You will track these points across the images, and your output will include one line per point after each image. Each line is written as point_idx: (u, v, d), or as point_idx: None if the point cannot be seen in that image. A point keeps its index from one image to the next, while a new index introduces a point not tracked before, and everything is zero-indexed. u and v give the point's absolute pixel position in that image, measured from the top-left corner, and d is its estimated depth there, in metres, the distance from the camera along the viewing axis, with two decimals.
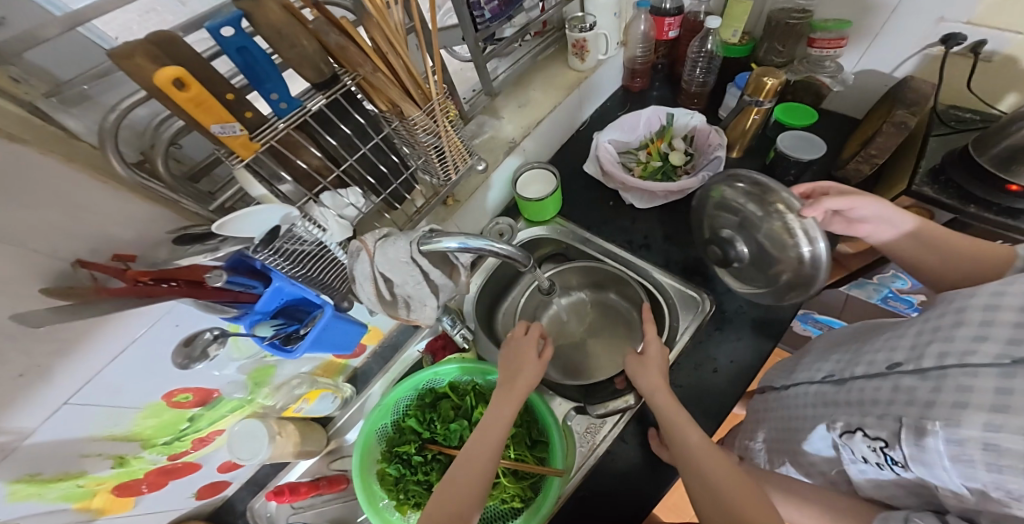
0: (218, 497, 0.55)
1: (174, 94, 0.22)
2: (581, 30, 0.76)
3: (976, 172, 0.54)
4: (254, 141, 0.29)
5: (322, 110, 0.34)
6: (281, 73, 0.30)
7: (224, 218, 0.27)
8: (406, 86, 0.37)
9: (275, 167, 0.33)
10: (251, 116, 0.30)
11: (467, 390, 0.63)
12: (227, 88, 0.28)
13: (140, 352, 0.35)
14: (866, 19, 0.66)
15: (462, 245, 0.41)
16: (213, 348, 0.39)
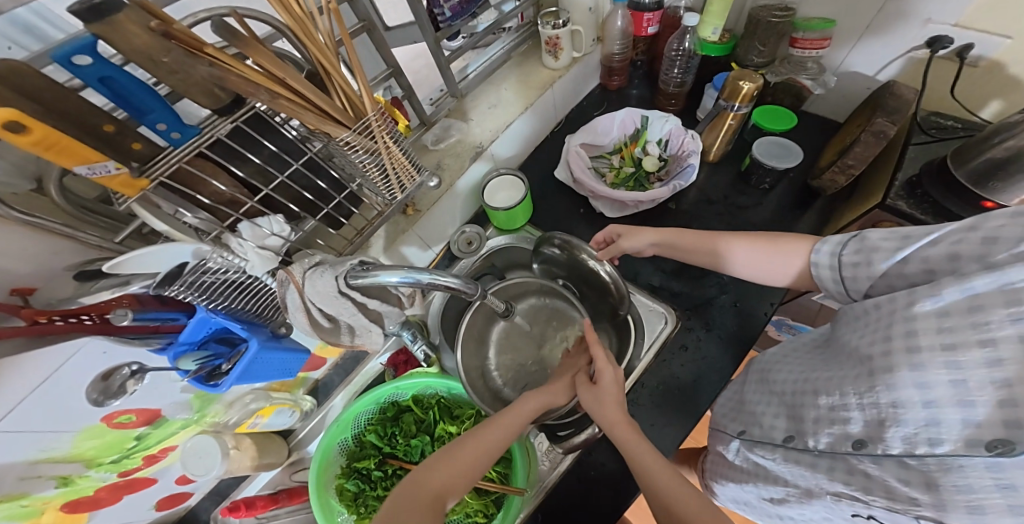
0: (181, 505, 0.68)
1: (10, 136, 0.21)
2: (554, 26, 0.72)
3: (953, 187, 0.51)
4: (138, 179, 0.29)
5: (224, 137, 0.33)
6: (165, 101, 0.29)
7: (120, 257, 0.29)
8: (328, 109, 0.36)
9: (179, 205, 0.33)
10: (140, 147, 0.28)
11: (432, 403, 0.68)
12: (104, 119, 0.26)
13: (44, 397, 0.34)
14: (853, 16, 0.63)
15: (403, 279, 0.37)
16: (131, 383, 0.41)
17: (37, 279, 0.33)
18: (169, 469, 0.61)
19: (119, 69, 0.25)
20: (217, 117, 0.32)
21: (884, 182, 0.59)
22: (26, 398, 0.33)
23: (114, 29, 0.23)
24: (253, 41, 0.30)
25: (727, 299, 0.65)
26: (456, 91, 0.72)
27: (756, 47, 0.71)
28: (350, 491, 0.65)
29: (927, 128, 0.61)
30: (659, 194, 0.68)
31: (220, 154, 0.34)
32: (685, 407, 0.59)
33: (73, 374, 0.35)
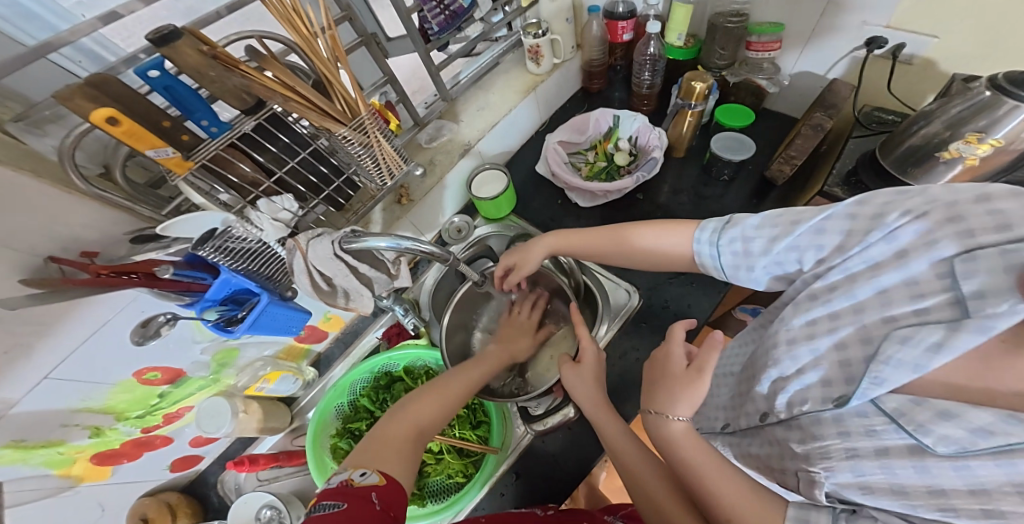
0: (191, 470, 0.76)
1: (109, 127, 0.31)
2: (535, 35, 0.81)
3: (881, 174, 0.57)
4: (187, 161, 0.38)
5: (251, 131, 0.41)
6: (208, 103, 0.37)
7: (167, 222, 0.37)
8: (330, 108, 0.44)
9: (213, 182, 0.40)
10: (187, 138, 0.37)
11: (421, 374, 0.76)
12: (163, 118, 0.35)
13: (102, 337, 0.45)
14: (800, 21, 0.68)
15: (389, 244, 0.47)
16: (165, 328, 0.49)
17: (100, 245, 0.42)
18: (183, 430, 0.68)
19: (177, 79, 0.34)
20: (245, 117, 0.41)
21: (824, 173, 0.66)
22: (79, 346, 0.44)
23: (174, 51, 0.32)
24: (271, 57, 0.40)
25: (685, 279, 0.72)
26: (446, 95, 0.80)
27: (717, 51, 0.77)
28: (342, 450, 0.70)
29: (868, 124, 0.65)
30: (627, 185, 0.75)
31: (247, 145, 0.42)
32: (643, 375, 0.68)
33: (113, 330, 0.46)
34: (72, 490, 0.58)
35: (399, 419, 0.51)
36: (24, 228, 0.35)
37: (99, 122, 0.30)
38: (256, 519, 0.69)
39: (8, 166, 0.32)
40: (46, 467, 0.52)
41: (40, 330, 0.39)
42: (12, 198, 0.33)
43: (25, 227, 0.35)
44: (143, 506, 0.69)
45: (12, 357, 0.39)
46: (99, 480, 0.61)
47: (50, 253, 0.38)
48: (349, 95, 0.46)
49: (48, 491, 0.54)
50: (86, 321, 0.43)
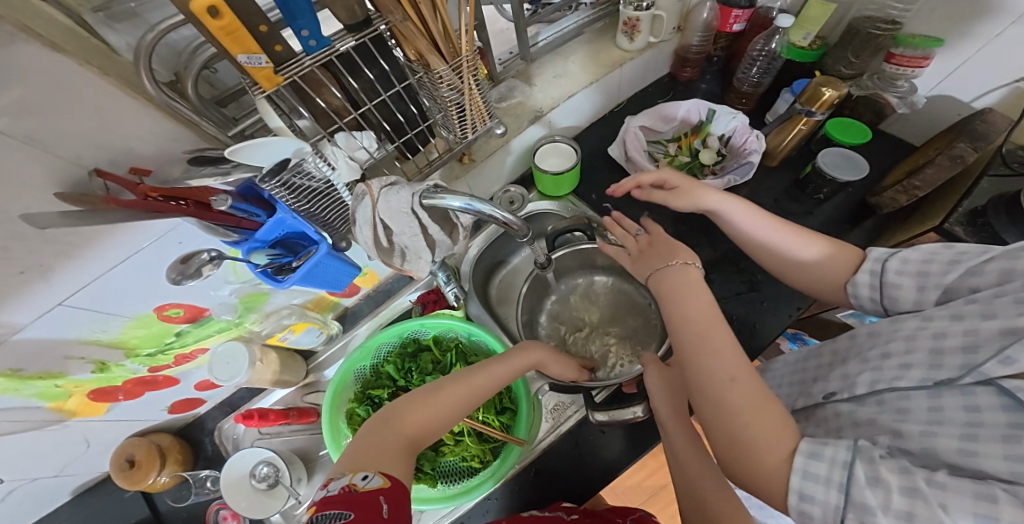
0: (190, 413, 0.70)
1: (207, 21, 0.23)
2: (637, 7, 0.72)
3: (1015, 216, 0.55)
4: (277, 76, 0.30)
5: (349, 52, 0.33)
6: (315, 10, 0.29)
7: (236, 145, 0.30)
8: (436, 38, 0.35)
9: (297, 104, 0.34)
10: (281, 50, 0.29)
11: (450, 346, 0.67)
12: (261, 21, 0.27)
13: (132, 267, 0.41)
14: (959, 41, 0.69)
15: (466, 206, 0.39)
16: (206, 269, 0.45)
17: (151, 163, 0.36)
18: (192, 372, 0.63)
19: None
20: (346, 34, 0.33)
21: (945, 211, 0.62)
22: (109, 272, 0.40)
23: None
24: None
25: (755, 297, 0.65)
26: (526, 53, 0.73)
27: (847, 58, 0.79)
28: (359, 417, 0.62)
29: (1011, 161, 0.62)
30: (710, 185, 0.69)
31: (343, 66, 0.34)
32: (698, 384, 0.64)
33: (151, 258, 0.41)
34: (61, 425, 0.53)
35: (401, 421, 0.43)
36: (76, 136, 0.30)
37: (197, 13, 0.22)
38: (251, 475, 0.62)
39: (74, 58, 0.27)
40: (39, 399, 0.48)
41: (65, 253, 0.36)
42: (63, 96, 0.27)
43: (76, 133, 0.30)
44: (131, 447, 0.63)
45: (29, 278, 0.35)
46: (94, 416, 0.57)
47: (96, 166, 0.32)
48: (452, 28, 0.36)
49: (33, 422, 0.50)
50: (115, 249, 0.38)
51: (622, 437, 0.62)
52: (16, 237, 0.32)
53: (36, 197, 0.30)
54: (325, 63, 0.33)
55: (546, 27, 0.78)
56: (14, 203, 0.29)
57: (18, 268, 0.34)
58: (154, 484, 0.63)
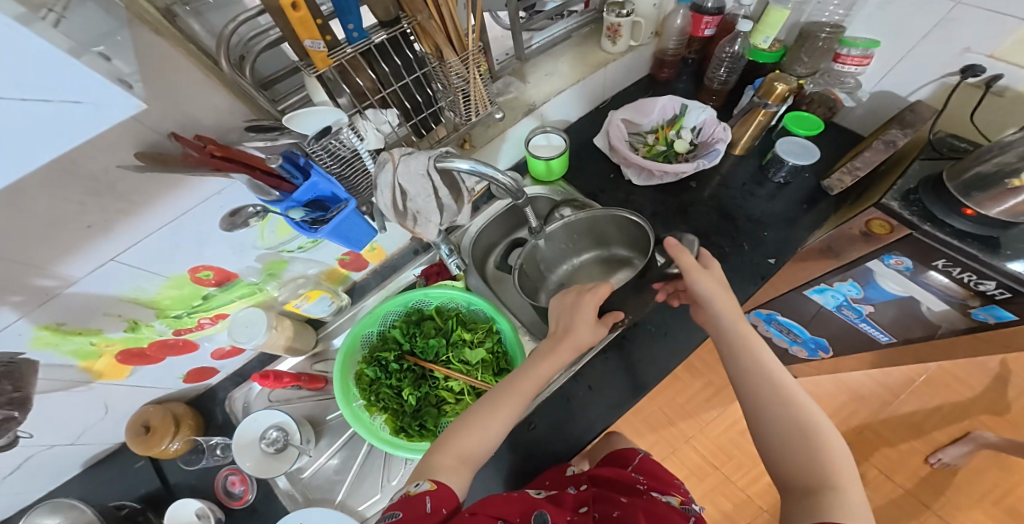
0: (202, 384, 0.76)
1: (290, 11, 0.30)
2: (619, 15, 0.82)
3: (943, 195, 0.63)
4: (329, 59, 0.37)
5: (383, 43, 0.41)
6: (360, 8, 0.36)
7: (292, 113, 0.38)
8: (450, 33, 0.43)
9: (340, 83, 0.41)
10: (330, 39, 0.36)
11: (451, 315, 0.73)
12: (317, 15, 0.34)
13: (176, 226, 0.47)
14: (894, 42, 0.81)
15: (472, 168, 0.46)
16: (252, 221, 0.50)
17: (213, 132, 0.42)
18: (211, 340, 0.69)
19: None
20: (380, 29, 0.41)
21: (887, 186, 0.72)
22: (158, 231, 0.46)
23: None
24: None
25: (724, 268, 0.72)
26: (521, 54, 0.82)
27: (801, 59, 0.91)
28: (368, 377, 0.68)
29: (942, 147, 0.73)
30: (683, 168, 0.77)
31: (375, 53, 0.42)
32: (671, 344, 0.73)
33: (192, 219, 0.48)
34: (88, 386, 0.59)
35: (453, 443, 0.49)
36: (154, 103, 0.36)
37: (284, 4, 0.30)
38: (260, 439, 0.69)
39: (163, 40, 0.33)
40: (73, 358, 0.54)
41: (128, 210, 0.41)
42: (152, 69, 0.34)
43: (155, 101, 0.36)
44: (147, 414, 0.69)
45: (95, 232, 0.41)
46: (116, 378, 0.62)
47: (172, 130, 0.38)
48: (459, 32, 0.44)
49: (67, 382, 0.56)
50: (166, 209, 0.44)
51: (607, 395, 0.69)
52: (93, 191, 0.37)
53: (117, 155, 0.36)
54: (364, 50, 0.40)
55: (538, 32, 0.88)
56: (104, 159, 0.35)
57: (89, 221, 0.39)
58: (166, 450, 0.69)
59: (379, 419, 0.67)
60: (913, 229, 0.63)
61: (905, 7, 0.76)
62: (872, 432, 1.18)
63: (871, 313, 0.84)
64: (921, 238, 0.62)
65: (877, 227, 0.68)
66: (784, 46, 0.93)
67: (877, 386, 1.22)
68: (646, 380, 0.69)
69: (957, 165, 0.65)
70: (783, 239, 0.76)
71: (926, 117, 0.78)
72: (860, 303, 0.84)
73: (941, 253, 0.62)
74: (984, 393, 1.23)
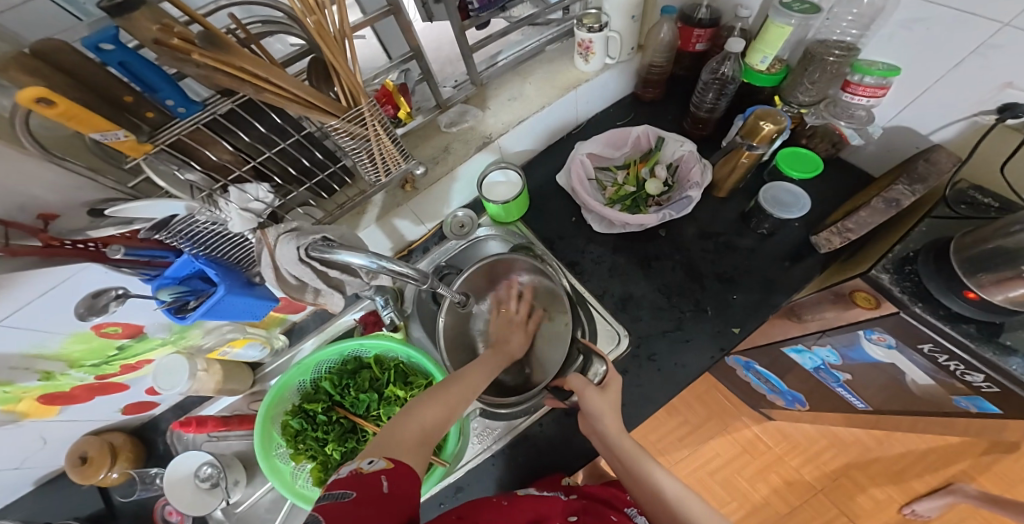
0: (145, 413, 0.74)
1: (40, 109, 0.25)
2: (591, 30, 0.72)
3: (945, 270, 0.52)
4: (145, 145, 0.33)
5: (227, 114, 0.35)
6: (174, 83, 0.32)
7: (120, 206, 0.33)
8: (312, 102, 0.35)
9: (185, 160, 0.37)
10: (152, 116, 0.32)
11: (390, 366, 0.70)
12: (125, 92, 0.30)
13: (59, 293, 0.43)
14: (918, 71, 0.67)
15: (367, 263, 0.40)
16: (113, 305, 0.49)
17: (59, 207, 0.37)
18: (140, 379, 0.67)
19: (136, 55, 0.29)
20: (220, 97, 0.35)
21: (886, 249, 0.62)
22: (33, 301, 0.42)
23: (131, 24, 0.25)
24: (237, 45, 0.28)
25: (680, 335, 0.68)
26: (476, 79, 0.74)
27: (803, 84, 0.80)
28: (293, 428, 0.66)
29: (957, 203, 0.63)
30: (647, 220, 0.71)
31: (231, 121, 0.37)
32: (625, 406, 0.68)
33: (76, 284, 0.44)
34: (15, 424, 0.56)
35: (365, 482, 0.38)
36: None
37: (29, 103, 0.24)
38: (194, 476, 0.66)
39: None
40: None
41: None
42: None
43: None
44: (84, 445, 0.67)
45: None
46: (46, 416, 0.60)
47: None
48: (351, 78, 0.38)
49: None
50: (43, 277, 0.40)
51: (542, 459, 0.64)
52: None
53: None
54: (202, 124, 0.35)
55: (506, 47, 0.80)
56: None
57: None
58: (105, 480, 0.68)
59: (307, 467, 0.66)
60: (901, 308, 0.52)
61: (937, 29, 0.60)
62: (849, 479, 1.13)
63: (850, 380, 0.77)
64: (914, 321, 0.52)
65: (860, 299, 0.57)
66: (786, 67, 0.81)
67: (861, 431, 1.15)
68: (585, 448, 0.64)
69: (974, 233, 0.53)
70: (754, 304, 0.71)
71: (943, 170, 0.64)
72: (837, 368, 0.77)
73: (927, 338, 0.53)
74: (979, 442, 1.14)
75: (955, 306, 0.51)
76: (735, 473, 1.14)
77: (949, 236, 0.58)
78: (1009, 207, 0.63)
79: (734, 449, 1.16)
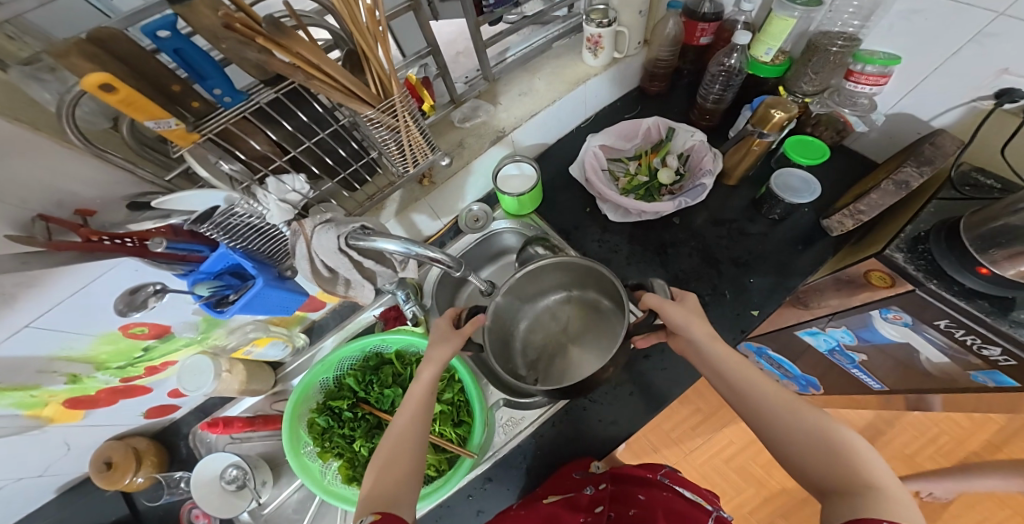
0: (167, 417, 0.74)
1: (100, 93, 0.25)
2: (600, 24, 0.73)
3: (956, 248, 0.53)
4: (192, 134, 0.33)
5: (269, 103, 0.36)
6: (223, 71, 0.33)
7: (160, 197, 0.34)
8: (353, 91, 0.37)
9: (227, 149, 0.38)
10: (198, 105, 0.33)
11: (412, 361, 0.70)
12: (174, 80, 0.31)
13: (92, 291, 0.43)
14: (918, 60, 0.68)
15: (401, 249, 0.41)
16: (152, 300, 0.48)
17: (98, 203, 0.38)
18: (164, 381, 0.67)
19: (189, 42, 0.30)
20: (264, 86, 0.36)
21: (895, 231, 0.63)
22: (67, 298, 0.42)
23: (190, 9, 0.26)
24: (293, 32, 0.29)
25: None
26: (488, 74, 0.75)
27: (807, 75, 0.81)
28: (319, 426, 0.66)
29: (960, 185, 0.64)
30: (662, 208, 0.72)
31: (272, 111, 0.38)
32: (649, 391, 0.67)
33: (109, 283, 0.44)
34: (40, 430, 0.56)
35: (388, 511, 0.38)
36: (18, 179, 0.31)
37: (91, 88, 0.25)
38: (220, 478, 0.66)
39: None
40: (16, 408, 0.50)
41: (26, 283, 0.37)
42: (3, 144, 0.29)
43: (18, 176, 0.31)
44: (108, 449, 0.67)
45: None
46: (70, 422, 0.60)
47: (40, 211, 0.34)
48: (383, 73, 0.39)
49: (15, 428, 0.52)
50: (78, 274, 0.40)
51: (570, 447, 0.65)
52: None
53: None
54: (246, 115, 0.36)
55: (515, 44, 0.82)
56: None
57: None
58: (130, 484, 0.68)
59: (333, 465, 0.66)
60: (916, 286, 0.52)
61: (934, 20, 0.62)
62: None
63: (866, 361, 0.78)
64: (930, 299, 0.52)
65: (875, 277, 0.57)
66: (789, 59, 0.83)
67: (870, 414, 1.16)
68: (612, 434, 0.64)
69: (981, 211, 0.55)
70: (769, 287, 0.72)
71: (949, 152, 0.65)
72: (852, 350, 0.78)
73: (945, 315, 0.54)
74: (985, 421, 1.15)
75: (969, 282, 0.51)
76: (751, 461, 1.14)
77: (958, 215, 0.59)
78: (1011, 187, 0.64)
79: (749, 437, 1.16)
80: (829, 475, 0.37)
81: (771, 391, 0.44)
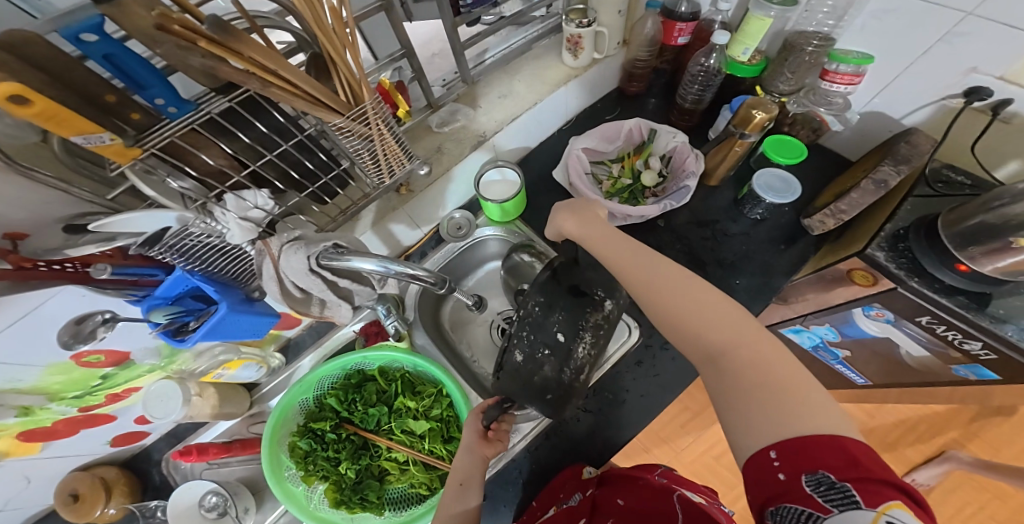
0: (136, 444, 0.70)
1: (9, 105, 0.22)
2: (579, 25, 0.72)
3: (934, 245, 0.51)
4: (132, 149, 0.31)
5: (223, 113, 0.33)
6: (166, 79, 0.31)
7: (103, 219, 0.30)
8: (319, 99, 0.34)
9: (177, 165, 0.35)
10: (138, 117, 0.30)
11: (396, 376, 0.68)
12: (107, 90, 0.28)
13: (35, 320, 0.40)
14: (891, 58, 0.68)
15: (375, 267, 0.39)
16: (101, 330, 0.46)
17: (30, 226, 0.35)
18: (130, 408, 0.63)
19: (121, 46, 0.27)
20: (216, 94, 0.34)
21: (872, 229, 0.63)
22: (4, 330, 0.38)
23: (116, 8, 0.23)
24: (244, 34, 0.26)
25: None
26: (465, 76, 0.73)
27: (782, 75, 0.81)
28: (302, 449, 0.63)
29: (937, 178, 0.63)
30: (647, 211, 0.71)
31: (226, 121, 0.35)
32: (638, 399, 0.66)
33: (53, 310, 0.40)
34: None
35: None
36: None
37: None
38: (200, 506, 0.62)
39: None
40: None
41: None
42: None
43: None
44: (73, 481, 0.62)
45: None
46: (28, 455, 0.55)
47: None
48: (353, 77, 0.36)
49: None
50: (16, 304, 0.37)
51: (559, 458, 0.63)
52: None
53: None
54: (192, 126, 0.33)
55: (492, 45, 0.79)
56: None
57: None
58: (100, 516, 0.64)
59: (319, 489, 0.63)
60: (898, 284, 0.52)
61: (904, 21, 0.63)
62: None
63: (849, 357, 0.78)
64: (908, 294, 0.52)
65: (858, 276, 0.57)
66: (767, 59, 0.83)
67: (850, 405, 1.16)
68: (600, 444, 0.63)
69: (957, 209, 0.51)
70: (756, 287, 0.72)
71: (924, 152, 0.64)
72: (835, 346, 0.78)
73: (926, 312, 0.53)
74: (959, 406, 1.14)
75: (948, 278, 0.50)
76: None
77: (938, 210, 0.57)
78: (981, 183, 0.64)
79: None
80: (727, 352, 0.37)
81: (679, 282, 0.42)
